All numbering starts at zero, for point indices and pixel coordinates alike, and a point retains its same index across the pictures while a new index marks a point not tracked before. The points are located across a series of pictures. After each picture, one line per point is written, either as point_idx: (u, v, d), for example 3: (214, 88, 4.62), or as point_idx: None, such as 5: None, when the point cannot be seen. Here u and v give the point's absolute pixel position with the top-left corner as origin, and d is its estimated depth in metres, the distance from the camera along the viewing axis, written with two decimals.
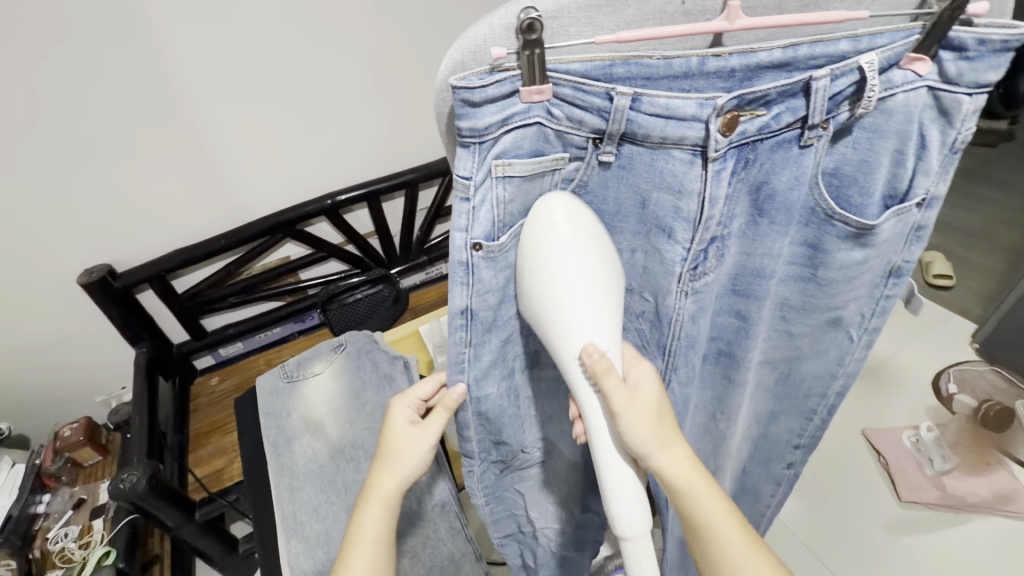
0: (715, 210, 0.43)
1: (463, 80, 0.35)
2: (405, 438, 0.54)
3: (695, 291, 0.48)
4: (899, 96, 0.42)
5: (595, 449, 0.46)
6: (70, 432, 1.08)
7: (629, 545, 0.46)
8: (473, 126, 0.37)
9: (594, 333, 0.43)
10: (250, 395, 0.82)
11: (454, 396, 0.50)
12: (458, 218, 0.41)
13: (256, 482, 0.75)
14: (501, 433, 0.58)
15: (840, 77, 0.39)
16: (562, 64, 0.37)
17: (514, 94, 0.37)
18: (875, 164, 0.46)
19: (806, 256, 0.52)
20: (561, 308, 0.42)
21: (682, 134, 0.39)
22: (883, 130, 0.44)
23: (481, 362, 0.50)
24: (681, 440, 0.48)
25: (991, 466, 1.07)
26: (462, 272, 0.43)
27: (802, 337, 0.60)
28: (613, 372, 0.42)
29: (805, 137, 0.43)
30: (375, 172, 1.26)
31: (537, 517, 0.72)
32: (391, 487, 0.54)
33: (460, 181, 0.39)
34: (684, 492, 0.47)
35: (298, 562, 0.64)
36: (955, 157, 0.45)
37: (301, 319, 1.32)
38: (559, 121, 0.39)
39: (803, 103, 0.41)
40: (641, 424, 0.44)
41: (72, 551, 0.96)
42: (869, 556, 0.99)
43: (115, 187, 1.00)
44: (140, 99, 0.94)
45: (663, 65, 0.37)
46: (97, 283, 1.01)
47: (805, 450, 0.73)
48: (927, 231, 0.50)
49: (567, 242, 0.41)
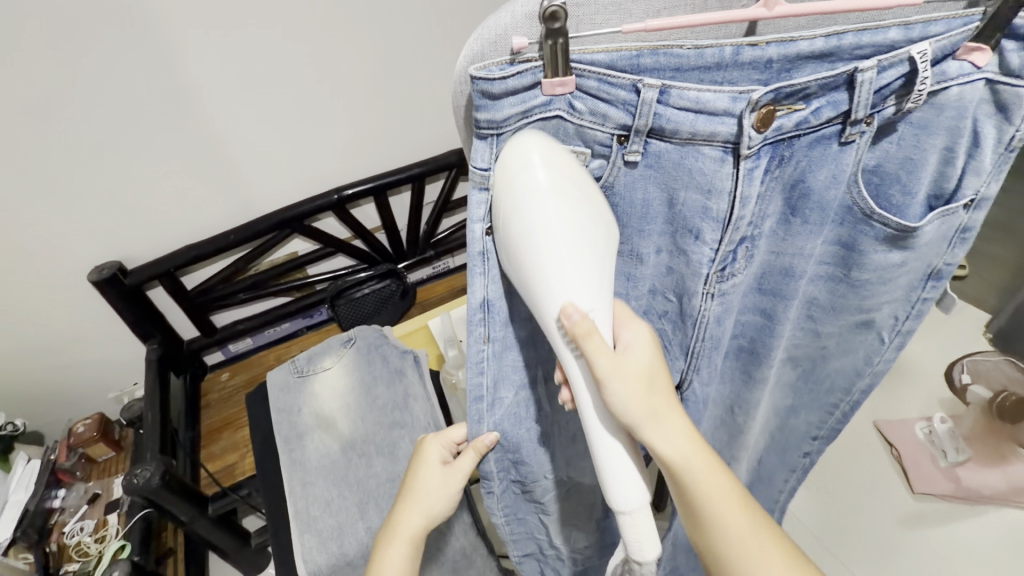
0: (746, 210, 0.42)
1: (483, 71, 0.35)
2: (438, 478, 0.56)
3: (722, 293, 0.47)
4: (954, 89, 0.41)
5: (585, 415, 0.45)
6: (84, 428, 1.09)
7: (626, 521, 0.45)
8: (491, 118, 0.37)
9: (574, 291, 0.39)
10: (260, 390, 0.82)
11: (484, 443, 0.51)
12: (475, 208, 0.40)
13: (268, 477, 0.75)
14: (519, 451, 0.55)
15: (888, 68, 0.38)
16: (587, 55, 0.36)
17: (535, 86, 0.36)
18: (921, 162, 0.44)
19: (838, 256, 0.51)
20: (536, 266, 0.38)
21: (713, 130, 0.38)
22: (931, 126, 0.43)
23: (500, 360, 0.48)
24: (675, 408, 0.46)
25: (1007, 460, 1.04)
26: (480, 263, 0.42)
27: (828, 337, 0.59)
28: (595, 335, 0.39)
29: (846, 132, 0.41)
30: (382, 166, 1.26)
31: (561, 544, 0.69)
32: (416, 526, 0.55)
33: (478, 172, 0.39)
34: (686, 472, 0.45)
35: (312, 556, 0.65)
36: (1010, 156, 0.43)
37: (310, 314, 1.32)
38: (582, 115, 0.38)
39: (845, 98, 0.39)
40: (629, 392, 0.42)
41: (88, 545, 0.98)
42: (884, 551, 0.99)
43: (124, 185, 1.00)
44: (147, 95, 0.93)
45: (694, 56, 0.36)
46: (108, 280, 1.03)
47: (823, 442, 0.71)
48: (972, 233, 0.48)
49: (545, 188, 0.36)
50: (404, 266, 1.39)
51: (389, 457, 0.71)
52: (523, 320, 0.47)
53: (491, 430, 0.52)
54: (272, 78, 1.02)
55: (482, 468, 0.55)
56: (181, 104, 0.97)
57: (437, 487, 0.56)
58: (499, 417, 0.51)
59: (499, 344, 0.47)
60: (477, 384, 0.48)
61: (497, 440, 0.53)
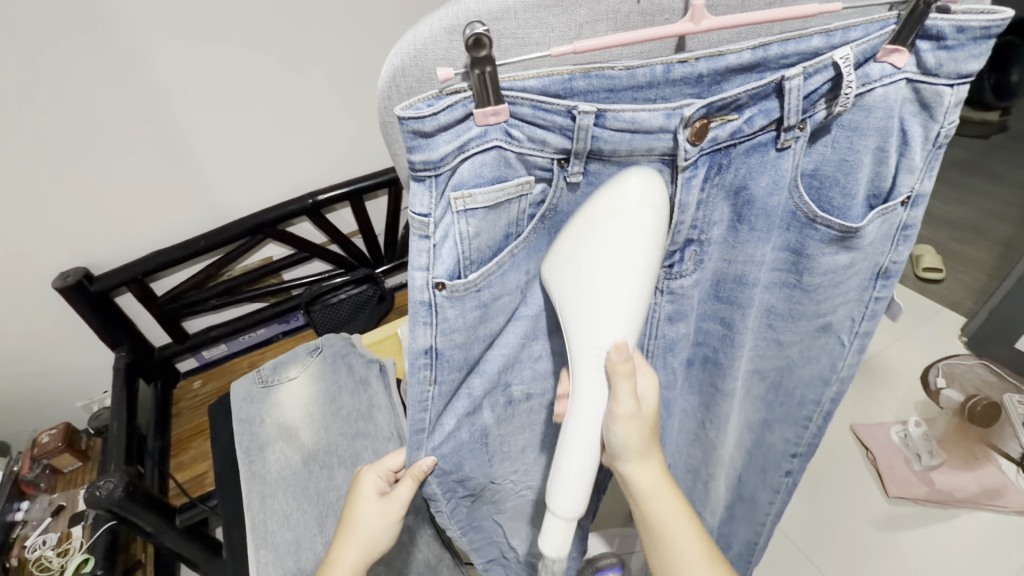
0: (686, 215, 0.43)
1: (411, 108, 0.32)
2: (374, 511, 0.54)
3: (669, 291, 0.49)
4: (878, 90, 0.42)
5: (567, 430, 0.44)
6: (48, 439, 1.06)
7: (555, 526, 0.45)
8: (427, 158, 0.34)
9: (629, 331, 0.41)
10: (223, 401, 0.81)
11: (422, 468, 0.49)
12: (418, 256, 0.38)
13: (227, 489, 0.74)
14: (463, 469, 0.54)
15: (814, 74, 0.39)
16: (518, 81, 0.34)
17: (468, 118, 0.34)
18: (856, 163, 0.45)
19: (790, 262, 0.51)
20: (597, 300, 0.40)
21: (650, 145, 0.38)
22: (863, 127, 0.44)
23: (445, 399, 0.46)
24: (659, 456, 0.49)
25: (979, 461, 1.07)
26: (425, 313, 0.40)
27: (791, 345, 0.59)
28: (631, 375, 0.41)
29: (781, 139, 0.42)
30: (358, 170, 1.25)
31: (519, 544, 0.68)
32: (355, 560, 0.53)
33: (417, 218, 0.36)
34: (651, 501, 0.48)
35: (268, 572, 0.63)
36: (939, 152, 0.45)
37: (285, 320, 1.30)
38: (521, 143, 0.36)
39: (777, 105, 0.40)
40: (632, 433, 0.44)
41: (50, 559, 0.95)
42: (859, 556, 0.98)
43: (89, 190, 0.98)
44: (112, 98, 0.91)
45: (626, 76, 0.35)
46: (73, 287, 1.00)
47: (803, 460, 0.69)
48: (913, 230, 0.50)
49: (640, 232, 0.38)
50: (381, 271, 1.37)
51: (351, 468, 0.69)
52: (472, 363, 0.46)
53: (430, 454, 0.50)
54: (243, 81, 1.01)
55: (425, 489, 0.54)
56: (145, 108, 0.95)
57: (373, 521, 0.54)
58: (441, 440, 0.50)
59: (446, 385, 0.45)
60: (418, 421, 0.46)
61: (436, 464, 0.51)
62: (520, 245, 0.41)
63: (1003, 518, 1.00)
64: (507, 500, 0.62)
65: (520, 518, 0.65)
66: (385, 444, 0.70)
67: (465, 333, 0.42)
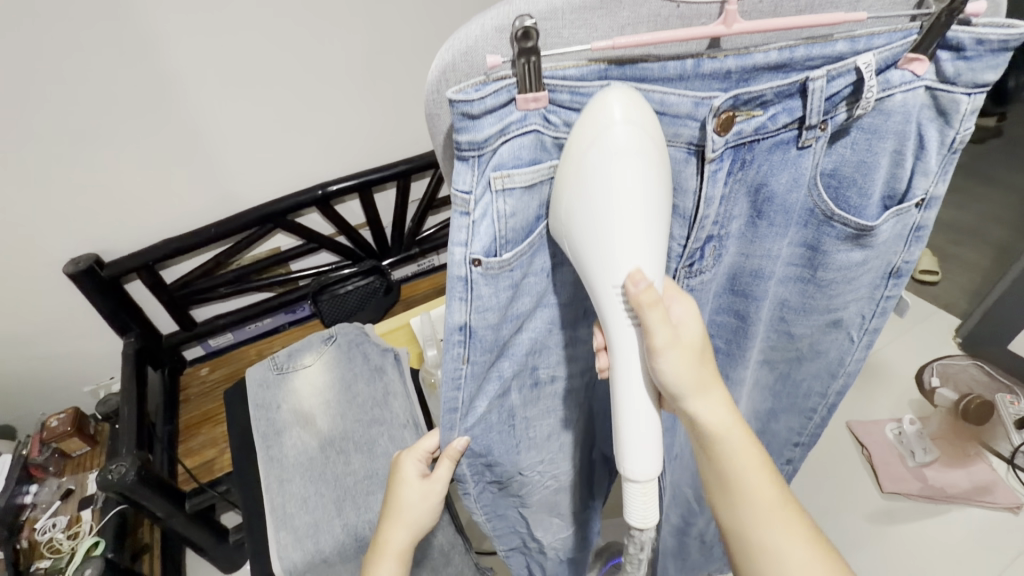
0: (711, 209, 0.44)
1: (460, 92, 0.33)
2: (417, 493, 0.56)
3: (691, 288, 0.50)
4: (897, 96, 0.43)
5: (617, 381, 0.43)
6: (57, 423, 1.07)
7: (636, 488, 0.44)
8: (472, 139, 0.35)
9: (644, 257, 0.38)
10: (240, 386, 0.82)
11: (456, 448, 0.51)
12: (457, 232, 0.39)
13: (245, 472, 0.75)
14: (490, 453, 0.56)
15: (837, 77, 0.40)
16: (560, 70, 0.35)
17: (510, 103, 0.35)
18: (874, 165, 0.47)
19: (805, 257, 0.53)
20: (604, 234, 0.37)
21: (676, 131, 0.40)
22: (882, 130, 0.45)
23: (475, 380, 0.47)
24: (721, 388, 0.46)
25: (970, 459, 1.10)
26: (461, 288, 0.41)
27: (802, 338, 0.61)
28: (658, 304, 0.38)
29: (803, 137, 0.43)
30: (368, 161, 1.25)
31: (542, 536, 0.71)
32: (405, 539, 0.56)
33: (459, 196, 0.37)
34: (722, 441, 0.45)
35: (288, 553, 0.64)
36: (953, 157, 0.47)
37: (292, 309, 1.31)
38: (557, 128, 0.37)
39: (799, 104, 0.41)
40: (681, 364, 0.41)
41: (61, 542, 0.96)
42: (854, 545, 1.01)
43: (102, 176, 0.99)
44: (128, 85, 0.92)
45: (658, 68, 0.37)
46: (85, 272, 1.01)
47: (804, 449, 0.75)
48: (925, 230, 0.52)
49: (631, 148, 0.34)
50: (388, 262, 1.38)
51: (367, 454, 0.71)
52: (501, 345, 0.47)
53: (464, 435, 0.52)
54: (260, 71, 1.02)
55: (458, 471, 0.56)
56: (160, 93, 0.95)
57: (419, 502, 0.56)
58: (472, 423, 0.51)
59: (479, 366, 0.46)
60: (452, 400, 0.47)
61: (469, 444, 0.53)
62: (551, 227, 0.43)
63: (993, 513, 1.03)
64: (533, 493, 0.64)
65: (542, 508, 0.67)
66: (402, 430, 0.71)
67: (498, 313, 0.44)
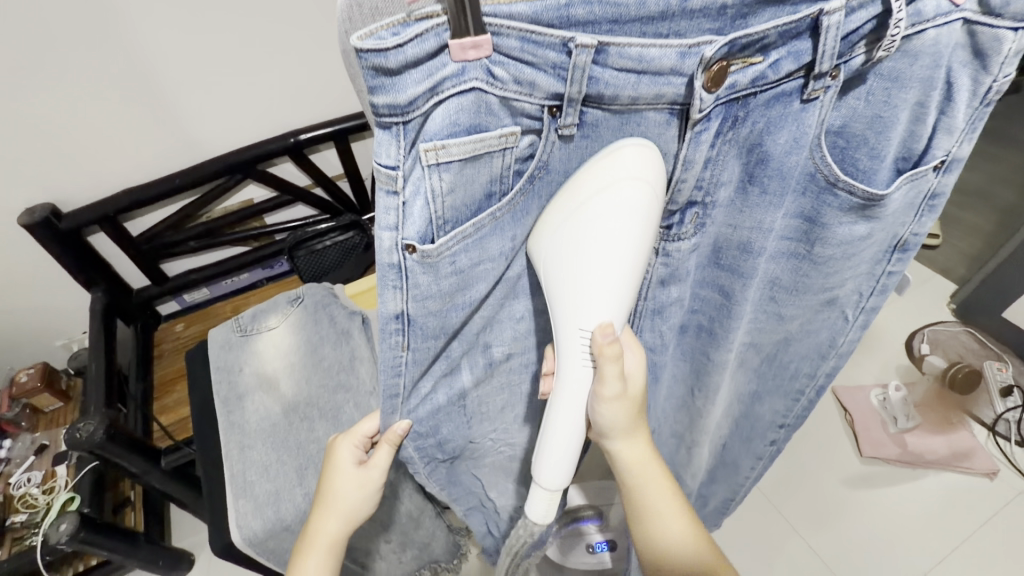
0: (689, 173, 0.40)
1: (371, 38, 0.27)
2: (351, 481, 0.54)
3: (666, 253, 0.46)
4: (929, 32, 0.37)
5: (554, 404, 0.46)
6: (26, 378, 1.05)
7: (542, 493, 0.48)
8: (393, 102, 0.29)
9: (614, 313, 0.41)
10: (201, 348, 0.79)
11: (395, 432, 0.48)
12: (385, 214, 0.34)
13: (205, 434, 0.73)
14: (439, 432, 0.53)
15: (857, 10, 0.34)
16: (505, 5, 0.28)
17: (442, 51, 0.29)
18: (891, 121, 0.41)
19: (802, 230, 0.48)
20: (578, 278, 0.39)
21: (659, 91, 0.34)
22: (903, 78, 0.40)
23: (420, 365, 0.44)
24: (645, 433, 0.53)
25: (953, 426, 1.10)
26: (394, 276, 0.36)
27: (793, 319, 0.57)
28: (616, 357, 0.42)
29: (809, 88, 0.38)
30: (344, 108, 1.16)
31: (497, 496, 0.70)
32: (337, 529, 0.54)
33: (383, 170, 0.32)
34: (638, 476, 0.53)
35: (247, 522, 0.63)
36: (984, 111, 0.42)
37: (270, 265, 1.26)
38: (504, 84, 0.31)
39: (808, 47, 0.35)
40: (618, 412, 0.47)
41: (36, 497, 0.97)
42: (827, 511, 1.02)
43: (49, 121, 0.90)
44: (68, 16, 0.82)
45: (634, 4, 0.30)
46: (41, 224, 0.95)
47: (790, 430, 0.71)
48: (940, 199, 0.47)
49: (630, 210, 0.36)
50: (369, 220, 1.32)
51: (332, 421, 0.69)
52: (452, 331, 0.43)
53: (405, 418, 0.48)
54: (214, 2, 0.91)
55: (401, 454, 0.53)
56: (106, 28, 0.86)
57: (354, 490, 0.54)
58: (422, 405, 0.48)
59: (421, 352, 0.42)
60: (392, 386, 0.44)
61: (411, 428, 0.49)
62: (504, 206, 0.37)
63: (969, 479, 1.04)
64: (487, 457, 0.63)
65: (497, 472, 0.66)
66: (368, 397, 0.70)
67: (441, 300, 0.40)
